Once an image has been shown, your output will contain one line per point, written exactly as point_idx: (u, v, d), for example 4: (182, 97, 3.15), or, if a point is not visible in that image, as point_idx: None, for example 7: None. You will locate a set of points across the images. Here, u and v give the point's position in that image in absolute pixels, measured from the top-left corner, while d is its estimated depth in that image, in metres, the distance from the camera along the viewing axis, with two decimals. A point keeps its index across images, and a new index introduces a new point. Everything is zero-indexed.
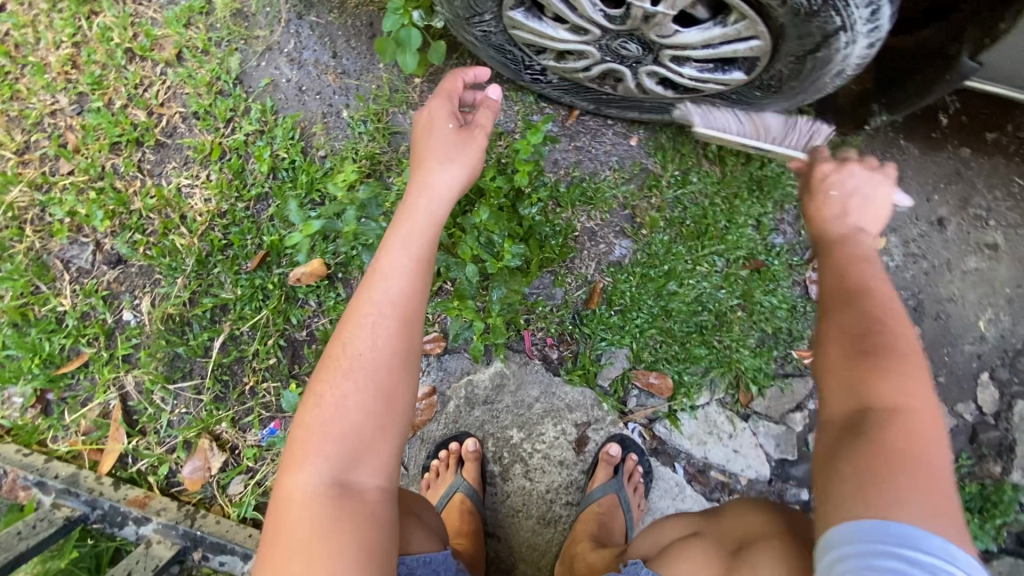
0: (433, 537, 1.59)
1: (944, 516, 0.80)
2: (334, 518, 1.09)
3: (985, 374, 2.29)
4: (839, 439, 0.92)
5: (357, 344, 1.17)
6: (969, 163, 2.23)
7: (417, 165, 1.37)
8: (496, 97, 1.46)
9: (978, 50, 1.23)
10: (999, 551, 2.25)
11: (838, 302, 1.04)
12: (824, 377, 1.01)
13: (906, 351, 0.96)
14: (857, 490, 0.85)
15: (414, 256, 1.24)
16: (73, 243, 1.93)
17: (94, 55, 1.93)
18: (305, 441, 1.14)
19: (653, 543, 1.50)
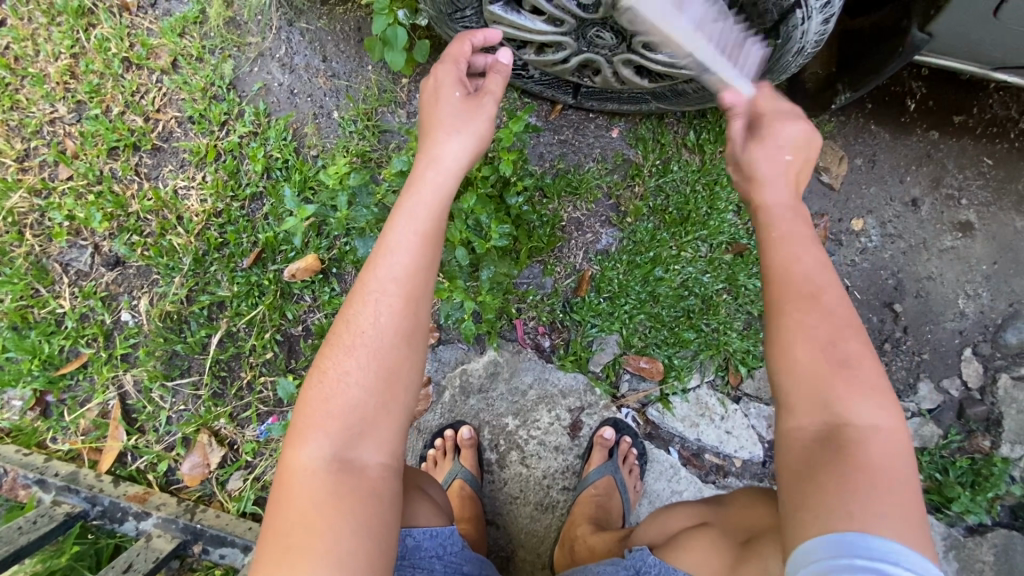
0: (441, 513, 1.62)
1: (912, 525, 0.84)
2: (337, 491, 1.11)
3: (967, 350, 2.35)
4: (807, 451, 0.93)
5: (361, 321, 1.19)
6: (939, 146, 2.32)
7: (427, 133, 1.40)
8: (507, 61, 1.48)
9: (926, 22, 1.32)
10: (993, 524, 2.28)
11: (804, 292, 1.01)
12: (785, 382, 0.98)
13: (869, 358, 0.96)
14: (833, 493, 0.87)
15: (421, 231, 1.25)
16: (72, 246, 1.97)
17: (93, 65, 2.00)
18: (309, 416, 1.16)
19: (658, 532, 1.52)
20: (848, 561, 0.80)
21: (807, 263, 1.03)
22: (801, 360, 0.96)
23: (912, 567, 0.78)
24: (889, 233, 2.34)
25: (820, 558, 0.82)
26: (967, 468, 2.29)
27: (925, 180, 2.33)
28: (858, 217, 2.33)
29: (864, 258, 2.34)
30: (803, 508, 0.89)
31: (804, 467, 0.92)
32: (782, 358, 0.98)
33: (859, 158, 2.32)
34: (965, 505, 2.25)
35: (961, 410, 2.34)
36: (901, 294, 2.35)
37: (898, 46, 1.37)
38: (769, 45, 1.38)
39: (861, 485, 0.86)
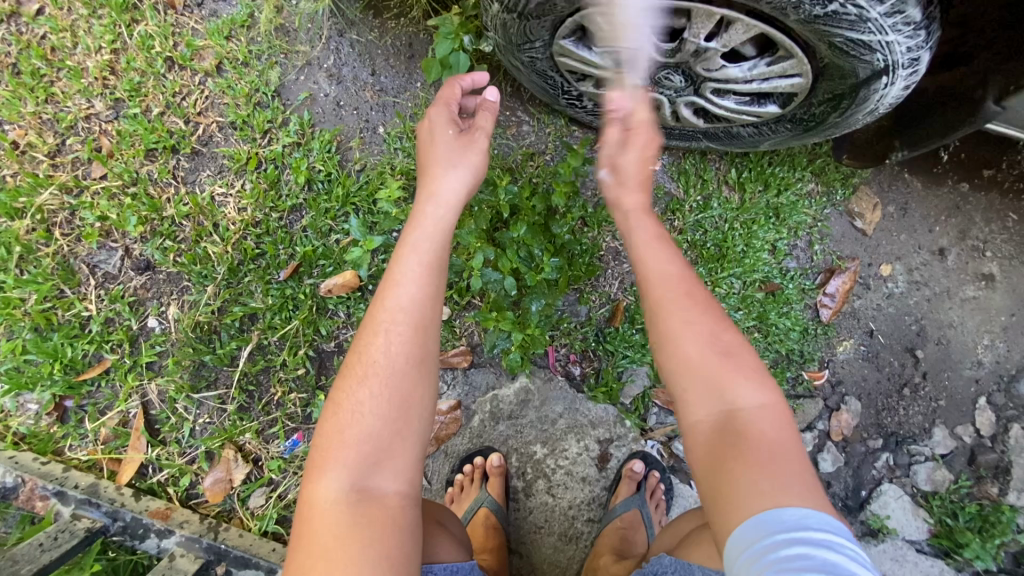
0: (460, 547, 1.60)
1: (812, 493, 0.98)
2: (355, 522, 1.12)
3: (982, 398, 2.39)
4: (710, 441, 1.07)
5: (372, 352, 1.21)
6: (968, 198, 2.36)
7: (425, 172, 1.46)
8: (493, 98, 1.56)
9: (1004, 96, 1.36)
10: (999, 571, 2.32)
11: (681, 298, 1.19)
12: (678, 375, 1.14)
13: (697, 355, 1.13)
14: (750, 482, 0.99)
15: (426, 260, 1.29)
16: (102, 248, 1.91)
17: (134, 63, 1.95)
18: (326, 450, 1.17)
19: (672, 538, 1.65)
20: (774, 540, 0.92)
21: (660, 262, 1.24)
22: (686, 350, 1.14)
23: (830, 538, 0.90)
24: (914, 280, 2.38)
25: (746, 546, 0.94)
26: (976, 514, 2.34)
27: (953, 231, 2.37)
28: (886, 263, 2.36)
29: (889, 303, 2.38)
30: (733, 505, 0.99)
31: (712, 460, 1.06)
32: (676, 360, 1.14)
33: (892, 205, 2.35)
34: (974, 552, 2.30)
35: (973, 456, 2.38)
36: (923, 340, 2.38)
37: (971, 115, 1.42)
38: (843, 102, 1.39)
39: (758, 472, 1.00)
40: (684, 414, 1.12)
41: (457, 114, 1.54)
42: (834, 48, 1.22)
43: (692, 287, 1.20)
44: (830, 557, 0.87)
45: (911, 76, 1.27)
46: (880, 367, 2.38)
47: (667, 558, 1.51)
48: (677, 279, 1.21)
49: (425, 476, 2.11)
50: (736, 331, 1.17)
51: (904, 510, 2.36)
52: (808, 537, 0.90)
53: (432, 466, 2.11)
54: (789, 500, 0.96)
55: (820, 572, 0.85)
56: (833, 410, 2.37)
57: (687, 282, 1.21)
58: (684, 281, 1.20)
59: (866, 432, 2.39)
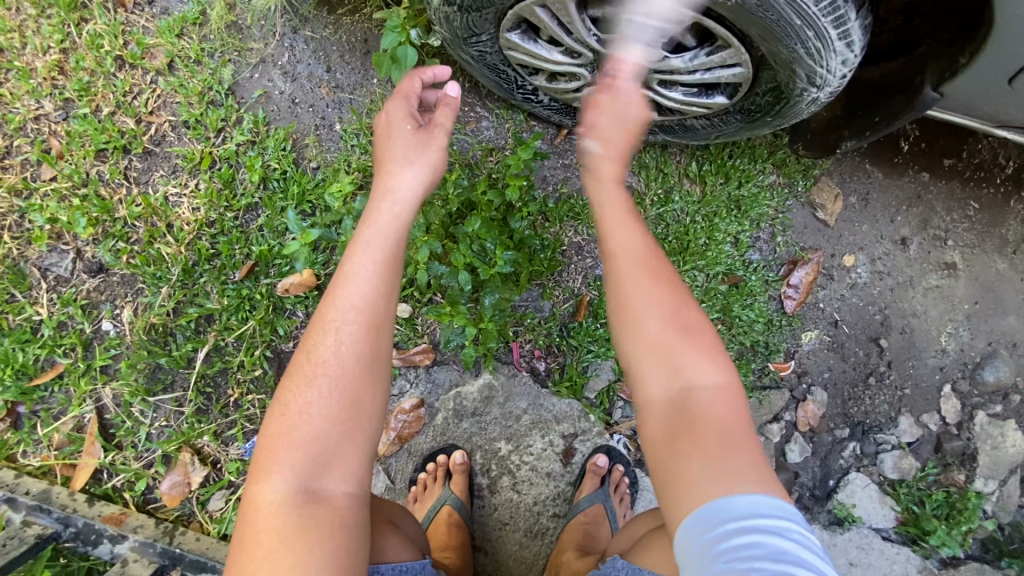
0: (411, 547, 1.59)
1: (759, 474, 0.98)
2: (300, 524, 1.11)
3: (947, 386, 2.41)
4: (665, 422, 1.06)
5: (322, 351, 1.19)
6: (929, 187, 2.38)
7: (381, 167, 1.44)
8: (455, 93, 1.54)
9: (940, 82, 1.36)
10: (965, 557, 2.35)
11: (643, 276, 1.14)
12: (640, 358, 1.11)
13: (660, 334, 1.10)
14: (704, 473, 0.98)
15: (380, 257, 1.27)
16: (53, 250, 1.88)
17: (83, 62, 1.92)
18: (271, 449, 1.16)
19: (628, 539, 1.64)
20: (724, 530, 0.91)
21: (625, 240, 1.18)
22: (647, 331, 1.11)
23: (777, 523, 0.91)
24: (878, 270, 2.39)
25: (699, 532, 0.93)
26: (942, 501, 2.36)
27: (914, 221, 2.39)
28: (849, 254, 2.37)
29: (853, 293, 2.39)
30: (684, 489, 0.98)
31: (667, 439, 1.05)
32: (634, 337, 1.12)
33: (854, 196, 2.37)
34: (940, 538, 2.33)
35: (939, 444, 2.39)
36: (887, 329, 2.40)
37: (910, 102, 1.42)
38: (785, 92, 1.40)
39: (709, 455, 0.99)
40: (638, 391, 1.11)
41: (416, 108, 1.53)
42: (768, 36, 1.22)
43: (656, 266, 1.16)
44: (777, 543, 0.88)
45: (847, 64, 1.27)
46: (845, 357, 2.39)
47: (620, 561, 1.51)
48: (639, 258, 1.17)
49: (389, 475, 2.09)
50: (696, 308, 1.14)
51: (871, 498, 2.38)
52: (758, 525, 0.90)
53: (396, 465, 2.09)
54: (735, 491, 0.95)
55: (767, 560, 0.85)
56: (800, 401, 2.38)
57: (647, 259, 1.17)
58: (642, 259, 1.16)
59: (833, 422, 2.40)
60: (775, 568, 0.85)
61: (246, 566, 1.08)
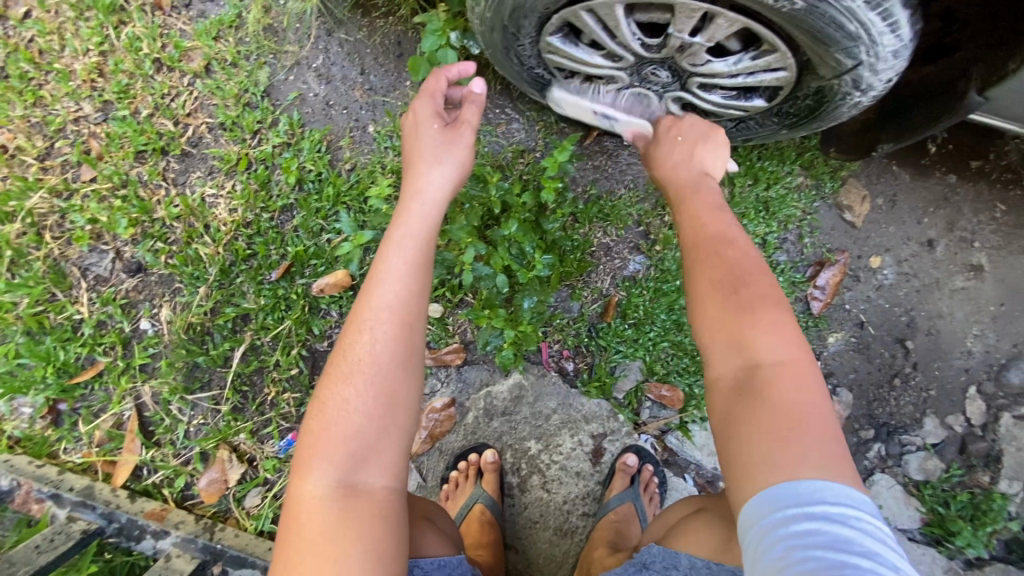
0: (447, 541, 1.62)
1: (824, 457, 0.97)
2: (343, 516, 1.14)
3: (972, 387, 2.41)
4: (731, 397, 1.10)
5: (358, 349, 1.22)
6: (956, 189, 2.38)
7: (409, 169, 1.48)
8: (479, 91, 1.53)
9: (985, 86, 1.36)
10: (990, 558, 2.34)
11: (705, 262, 1.24)
12: (708, 342, 1.17)
13: (746, 311, 1.15)
14: (761, 444, 1.01)
15: (411, 257, 1.31)
16: (93, 250, 1.91)
17: (122, 65, 1.94)
18: (312, 446, 1.18)
19: (663, 526, 1.68)
20: (785, 513, 0.92)
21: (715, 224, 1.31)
22: (711, 312, 1.18)
23: (843, 509, 0.90)
24: (904, 272, 2.39)
25: (762, 514, 0.94)
26: (967, 502, 2.36)
27: (941, 222, 2.39)
28: (876, 255, 2.38)
29: (879, 295, 2.40)
30: (748, 474, 1.00)
31: (732, 416, 1.08)
32: (706, 321, 1.18)
33: (881, 197, 2.37)
34: (966, 540, 2.32)
35: (964, 445, 2.40)
36: (913, 331, 2.40)
37: (953, 107, 1.43)
38: (826, 95, 1.40)
39: (768, 431, 1.01)
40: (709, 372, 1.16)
41: (443, 106, 1.52)
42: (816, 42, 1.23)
43: (721, 255, 1.24)
44: (842, 532, 0.88)
45: (893, 70, 1.28)
46: (870, 359, 2.40)
47: (656, 548, 1.52)
48: (710, 246, 1.26)
49: (420, 473, 2.12)
50: (760, 285, 1.18)
51: (895, 499, 2.39)
52: (822, 511, 0.90)
53: (427, 463, 2.11)
54: (802, 470, 0.95)
55: (825, 547, 0.86)
56: None
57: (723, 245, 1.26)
58: (717, 241, 1.26)
59: (858, 423, 2.41)
60: (836, 557, 0.85)
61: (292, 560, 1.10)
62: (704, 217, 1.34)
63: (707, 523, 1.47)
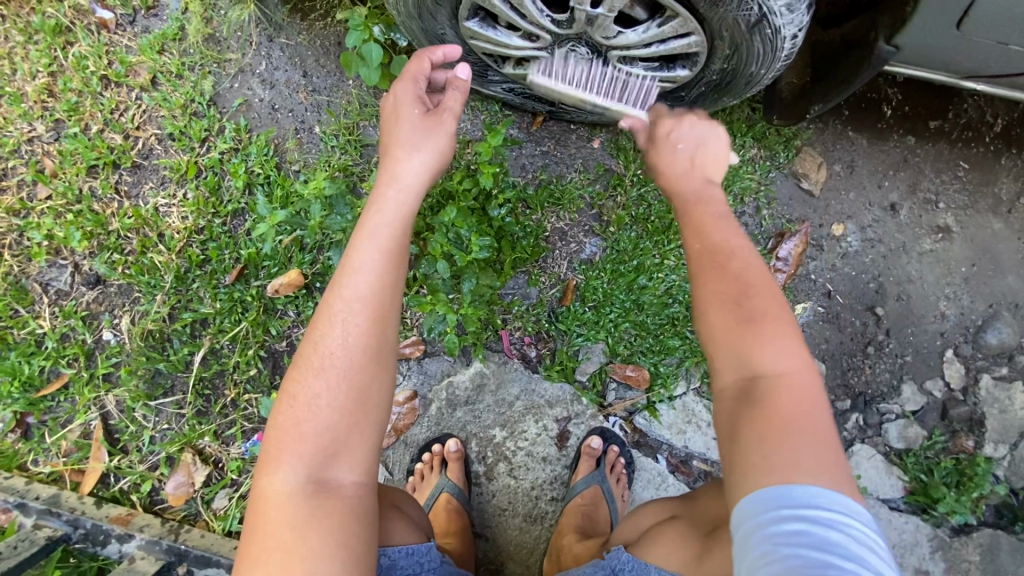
0: (416, 530, 1.62)
1: (825, 463, 0.90)
2: (311, 513, 1.15)
3: (949, 351, 2.36)
4: (735, 407, 1.00)
5: (329, 343, 1.21)
6: (916, 151, 2.35)
7: (387, 154, 1.45)
8: (465, 76, 1.53)
9: (893, 34, 1.33)
10: (979, 524, 2.29)
11: (711, 267, 1.11)
12: (712, 348, 1.08)
13: (762, 315, 1.04)
14: (761, 449, 0.93)
15: (384, 249, 1.29)
16: (52, 266, 1.96)
17: (70, 84, 2.00)
18: (280, 441, 1.19)
19: (632, 531, 1.68)
20: (778, 514, 0.86)
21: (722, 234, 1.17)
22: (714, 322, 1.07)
23: (840, 517, 0.85)
24: (868, 238, 2.36)
25: (757, 512, 0.88)
26: (952, 469, 2.31)
27: (903, 185, 2.36)
28: (838, 222, 2.35)
29: (845, 263, 2.36)
30: (740, 472, 0.94)
31: (734, 421, 0.99)
32: (720, 326, 1.06)
33: (839, 164, 2.34)
34: (950, 505, 2.27)
35: (944, 411, 2.35)
36: (882, 297, 2.37)
37: (866, 57, 1.40)
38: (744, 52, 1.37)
39: (762, 432, 0.93)
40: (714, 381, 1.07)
41: (425, 92, 1.51)
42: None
43: (723, 256, 1.12)
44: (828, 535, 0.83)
45: (795, 23, 1.27)
46: (842, 328, 2.36)
47: (625, 555, 1.49)
48: (717, 252, 1.14)
49: (387, 466, 2.13)
50: (759, 289, 1.07)
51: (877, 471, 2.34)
52: (811, 514, 0.85)
53: (393, 457, 2.13)
54: (797, 473, 0.88)
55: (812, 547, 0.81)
56: None
57: (727, 255, 1.13)
58: (719, 251, 1.12)
59: (833, 393, 2.38)
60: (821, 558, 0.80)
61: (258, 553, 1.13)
62: (706, 230, 1.18)
63: (679, 534, 1.47)
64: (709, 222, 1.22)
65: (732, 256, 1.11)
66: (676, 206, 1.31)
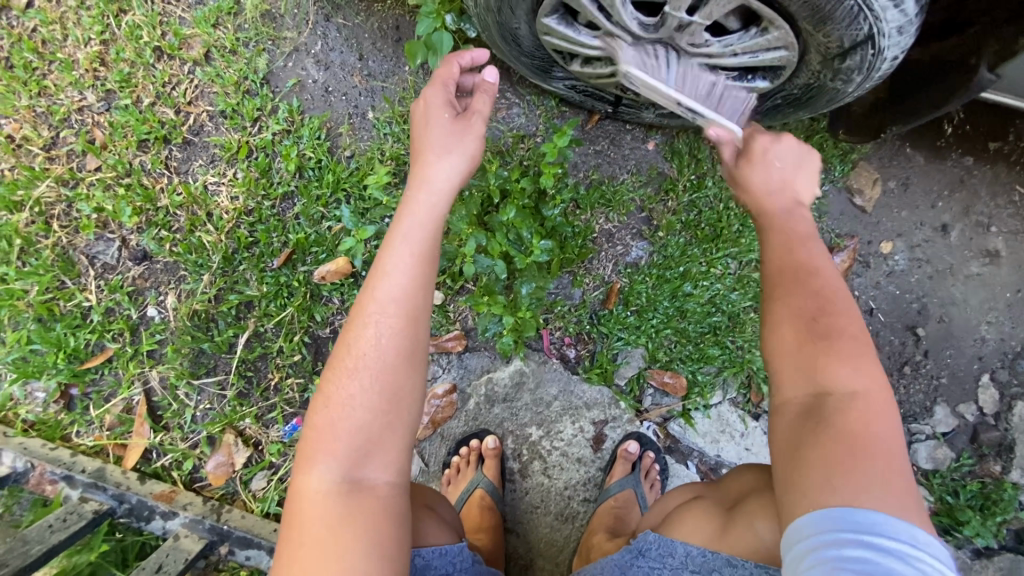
0: (449, 530, 1.58)
1: (892, 493, 0.85)
2: (346, 513, 1.11)
3: (985, 375, 2.30)
4: (797, 420, 0.98)
5: (361, 344, 1.17)
6: (972, 172, 2.30)
7: (416, 158, 1.38)
8: (492, 79, 1.45)
9: (998, 62, 1.36)
10: (999, 548, 2.22)
11: (784, 284, 1.08)
12: (776, 363, 1.05)
13: (847, 331, 1.02)
14: (821, 467, 0.90)
15: (416, 251, 1.23)
16: (99, 239, 1.95)
17: (123, 53, 1.96)
18: (316, 440, 1.16)
19: (658, 514, 1.63)
20: (839, 536, 0.82)
21: (805, 251, 1.11)
22: (784, 337, 1.04)
23: (909, 548, 0.80)
24: (916, 257, 2.31)
25: (816, 532, 0.85)
26: (976, 491, 2.24)
27: (956, 207, 2.31)
28: (887, 240, 2.30)
29: (890, 280, 2.31)
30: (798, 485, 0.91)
31: (794, 438, 0.97)
32: (786, 343, 1.04)
33: (893, 180, 2.30)
34: (975, 529, 2.20)
35: (974, 434, 2.28)
36: (924, 318, 2.31)
37: (963, 83, 1.41)
38: (834, 68, 1.33)
39: (833, 456, 0.90)
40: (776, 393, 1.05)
41: (454, 95, 1.44)
42: (812, 14, 1.19)
43: (791, 272, 1.09)
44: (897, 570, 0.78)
45: (897, 45, 1.24)
46: (880, 347, 2.30)
47: (652, 534, 1.41)
48: (790, 268, 1.09)
49: (422, 458, 2.14)
50: (835, 314, 1.03)
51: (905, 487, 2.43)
52: (880, 543, 0.80)
53: (429, 448, 2.14)
54: (866, 498, 0.85)
55: None
56: None
57: (808, 271, 1.08)
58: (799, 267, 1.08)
59: None
60: None
61: (295, 552, 1.10)
62: (791, 244, 1.13)
63: (702, 510, 1.44)
64: (797, 238, 1.14)
65: (800, 271, 1.08)
66: (756, 216, 1.23)
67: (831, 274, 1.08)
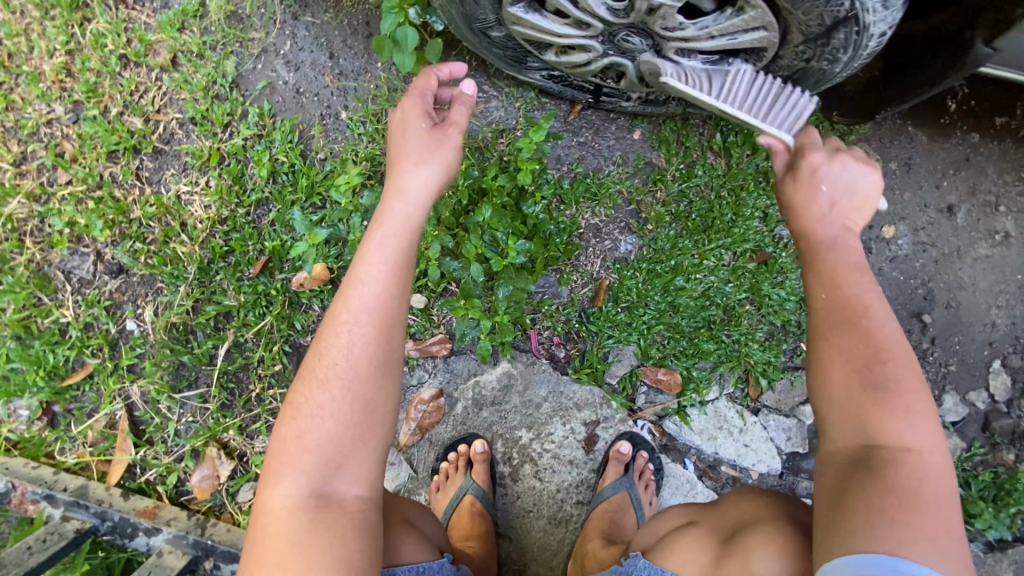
0: (429, 546, 1.52)
1: (948, 546, 0.86)
2: (311, 529, 1.06)
3: (997, 361, 2.17)
4: (844, 474, 0.94)
5: (334, 354, 1.12)
6: (979, 149, 2.18)
7: (391, 165, 1.31)
8: (470, 92, 1.39)
9: (993, 36, 1.27)
10: (1015, 540, 2.07)
11: (832, 326, 1.01)
12: (824, 407, 1.00)
13: (907, 379, 0.96)
14: (872, 518, 0.88)
15: (393, 259, 1.17)
16: (74, 253, 1.92)
17: (89, 63, 1.92)
18: (283, 452, 1.11)
19: (652, 535, 1.57)
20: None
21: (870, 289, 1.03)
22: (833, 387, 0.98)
23: None
24: (921, 241, 2.20)
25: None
26: (989, 482, 2.10)
27: (962, 186, 2.19)
28: (889, 224, 2.20)
29: (894, 266, 2.20)
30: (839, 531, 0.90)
31: (841, 491, 0.93)
32: (832, 392, 0.98)
33: (895, 161, 2.19)
34: (987, 521, 2.05)
35: (986, 422, 2.16)
36: (930, 304, 2.19)
37: (958, 61, 1.33)
38: (820, 45, 1.24)
39: (885, 511, 0.88)
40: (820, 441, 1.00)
41: (432, 106, 1.38)
42: None
43: (847, 314, 1.01)
44: None
45: (886, 19, 1.15)
46: None
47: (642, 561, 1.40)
48: (840, 308, 1.02)
49: (412, 464, 2.10)
50: (888, 356, 0.97)
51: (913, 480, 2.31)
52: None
53: (418, 455, 2.10)
54: (912, 549, 0.84)
55: None
56: None
57: (862, 312, 1.01)
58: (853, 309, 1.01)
59: None
60: None
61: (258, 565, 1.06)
62: (840, 276, 1.05)
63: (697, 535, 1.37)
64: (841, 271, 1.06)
65: (849, 318, 1.00)
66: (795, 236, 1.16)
67: (885, 311, 1.01)
